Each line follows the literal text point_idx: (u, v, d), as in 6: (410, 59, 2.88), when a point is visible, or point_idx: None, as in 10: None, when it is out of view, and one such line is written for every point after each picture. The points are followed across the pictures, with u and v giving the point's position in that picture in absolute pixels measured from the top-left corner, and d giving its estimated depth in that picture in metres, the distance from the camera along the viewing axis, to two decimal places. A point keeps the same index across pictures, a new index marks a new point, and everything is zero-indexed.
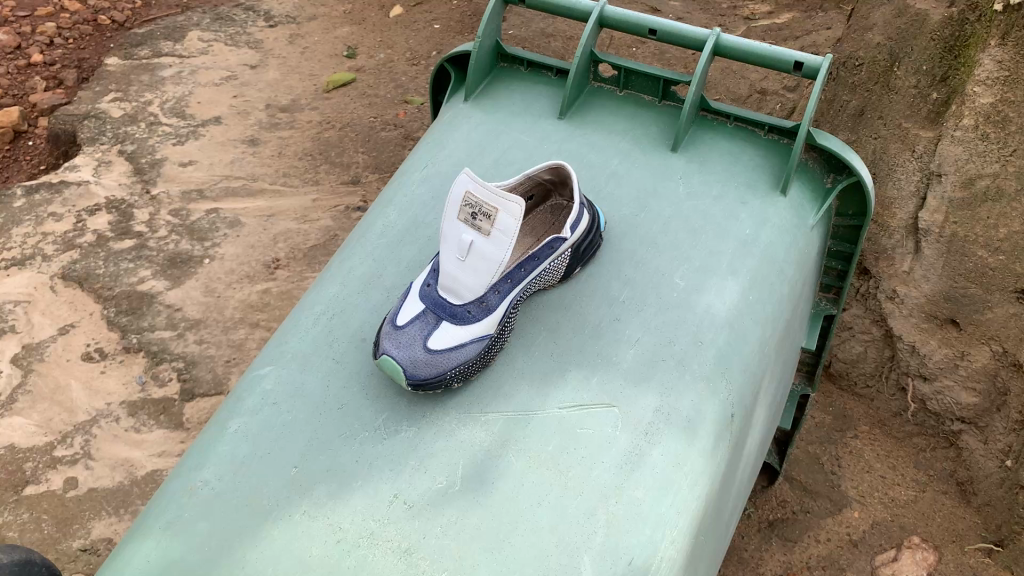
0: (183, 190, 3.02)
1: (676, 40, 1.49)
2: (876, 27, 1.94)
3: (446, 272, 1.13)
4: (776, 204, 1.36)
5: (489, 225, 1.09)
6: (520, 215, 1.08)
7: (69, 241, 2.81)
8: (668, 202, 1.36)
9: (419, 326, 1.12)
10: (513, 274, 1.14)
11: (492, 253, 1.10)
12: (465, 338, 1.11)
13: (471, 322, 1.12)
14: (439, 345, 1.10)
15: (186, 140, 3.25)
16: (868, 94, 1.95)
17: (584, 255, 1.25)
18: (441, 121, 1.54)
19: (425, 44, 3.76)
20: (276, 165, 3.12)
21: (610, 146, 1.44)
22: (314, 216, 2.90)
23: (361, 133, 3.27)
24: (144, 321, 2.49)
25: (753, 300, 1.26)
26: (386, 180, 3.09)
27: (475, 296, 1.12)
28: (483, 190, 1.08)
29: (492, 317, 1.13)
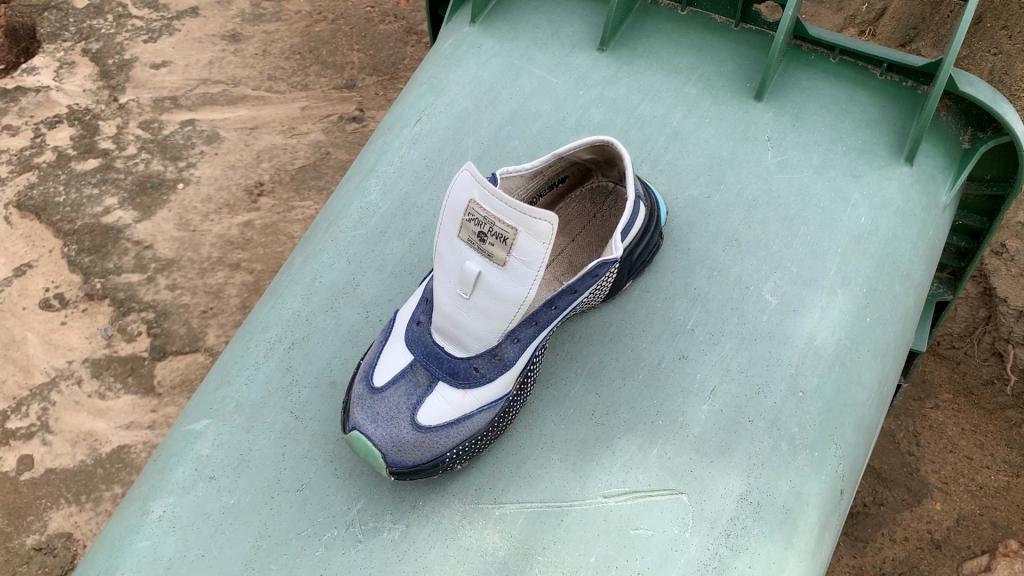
0: (155, 98, 2.61)
1: None
2: None
3: (444, 307, 0.85)
4: (879, 191, 1.06)
5: (505, 251, 0.79)
6: (550, 240, 0.78)
7: (26, 161, 2.45)
8: (753, 174, 1.10)
9: (408, 387, 0.85)
10: (541, 315, 0.87)
11: (511, 290, 0.81)
12: (475, 404, 0.86)
13: (479, 383, 0.85)
14: (437, 416, 0.84)
15: (158, 36, 2.80)
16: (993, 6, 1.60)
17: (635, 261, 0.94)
18: (443, 49, 1.28)
19: None
20: (261, 65, 2.71)
21: (669, 92, 1.18)
22: (302, 129, 2.52)
23: (356, 26, 2.84)
24: (109, 262, 2.15)
25: (870, 323, 0.98)
26: (385, 83, 2.69)
27: (487, 347, 0.85)
28: (493, 202, 0.77)
29: (508, 374, 0.87)
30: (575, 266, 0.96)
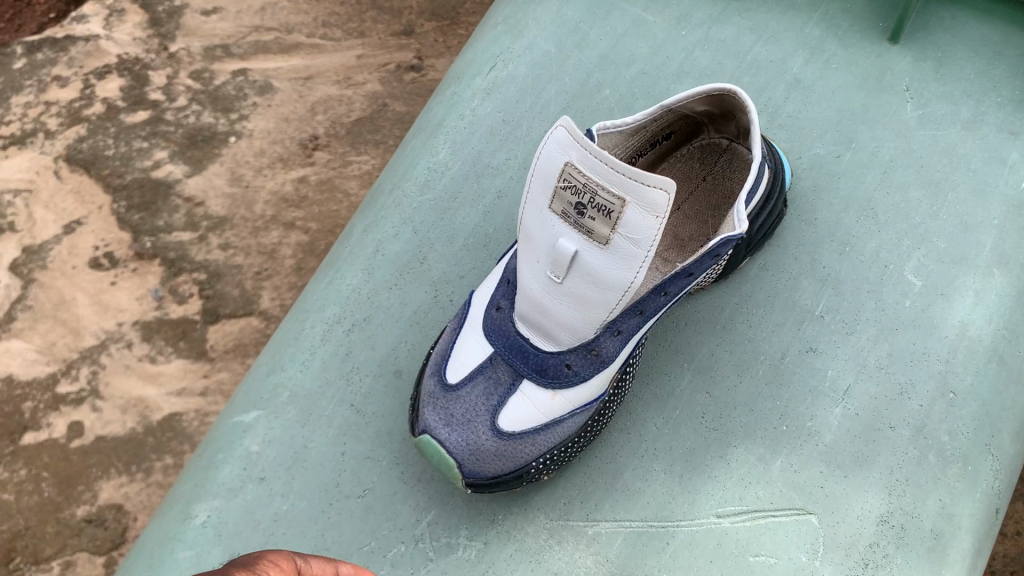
0: (205, 47, 2.50)
1: None
2: None
3: (536, 290, 0.80)
4: (997, 196, 1.08)
5: (610, 226, 0.73)
6: (664, 210, 0.73)
7: (75, 113, 2.36)
8: (894, 132, 1.14)
9: (488, 385, 0.82)
10: (648, 304, 0.82)
11: (616, 269, 0.76)
12: (565, 407, 0.83)
13: (569, 384, 0.83)
14: (520, 420, 0.82)
15: None
16: None
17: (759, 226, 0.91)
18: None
19: None
20: (315, 11, 2.57)
21: (794, 36, 1.23)
22: (358, 79, 2.39)
23: None
24: (159, 220, 2.07)
25: (1015, 323, 1.01)
26: (445, 29, 2.54)
27: (581, 342, 0.82)
28: (600, 169, 0.71)
29: (604, 373, 0.84)
30: (680, 237, 0.94)
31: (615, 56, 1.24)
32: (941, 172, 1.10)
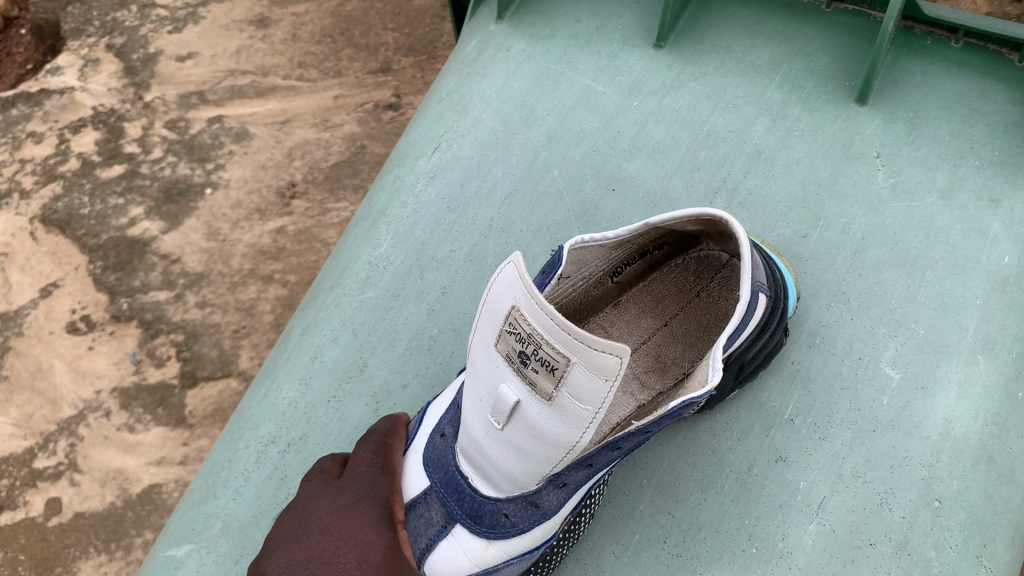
0: (180, 94, 2.45)
1: None
2: None
3: (478, 430, 0.76)
4: (979, 272, 1.01)
5: (554, 383, 0.68)
6: (616, 374, 0.67)
7: (51, 170, 2.32)
8: (865, 207, 1.08)
9: (419, 529, 0.82)
10: (598, 457, 0.79)
11: (558, 426, 0.71)
12: (499, 555, 0.81)
13: (504, 537, 0.80)
14: (449, 566, 0.80)
15: (184, 25, 2.64)
16: None
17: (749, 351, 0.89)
18: (469, 58, 1.34)
19: None
20: (291, 51, 2.52)
21: (753, 101, 1.19)
22: (335, 120, 2.34)
23: (390, 3, 2.64)
24: (136, 279, 2.02)
25: (1005, 421, 0.92)
26: (423, 63, 2.49)
27: (521, 492, 0.79)
28: (544, 322, 0.66)
29: (547, 524, 0.82)
30: (662, 358, 0.92)
31: (562, 134, 1.21)
32: (917, 249, 1.04)
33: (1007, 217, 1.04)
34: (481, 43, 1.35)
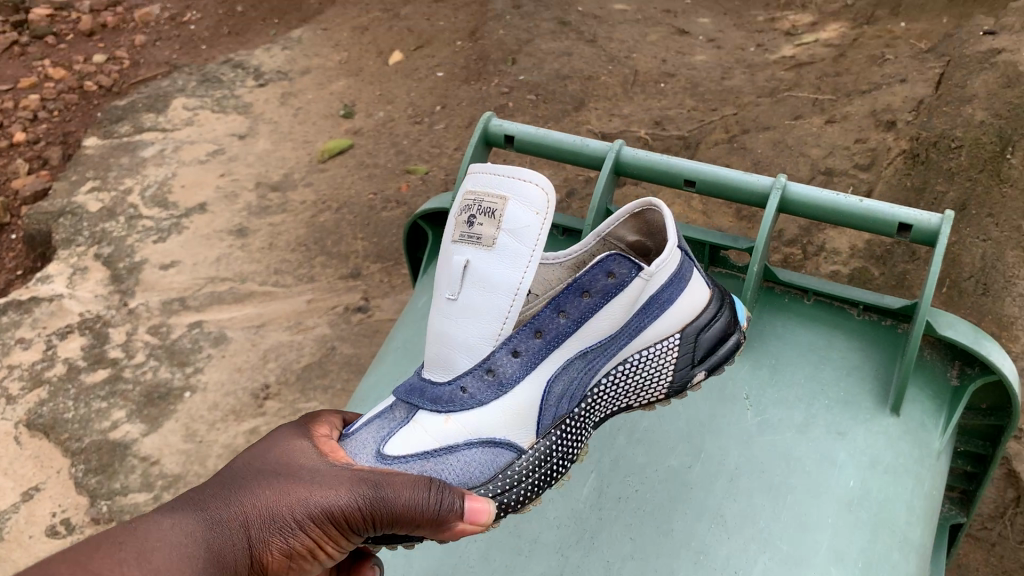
0: (163, 300, 2.66)
1: (732, 194, 1.46)
2: (976, 101, 1.89)
3: (440, 308, 1.03)
4: (831, 496, 1.24)
5: (495, 225, 1.00)
6: (541, 210, 1.00)
7: (37, 375, 2.46)
8: (737, 444, 1.31)
9: (385, 423, 0.99)
10: (545, 326, 1.02)
11: (501, 270, 0.99)
12: (461, 435, 0.98)
13: (459, 409, 0.99)
14: (411, 440, 0.97)
15: (167, 235, 2.91)
16: (972, 186, 1.80)
17: (703, 351, 1.11)
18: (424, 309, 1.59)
19: (428, 97, 3.39)
20: (267, 259, 2.77)
21: None
22: (308, 323, 2.54)
23: (359, 214, 2.91)
24: (116, 482, 2.15)
25: None
26: (391, 269, 2.71)
27: (474, 364, 1.00)
28: (491, 183, 1.02)
29: (495, 402, 1.00)
30: None
31: None
32: (780, 475, 1.27)
33: (851, 449, 1.28)
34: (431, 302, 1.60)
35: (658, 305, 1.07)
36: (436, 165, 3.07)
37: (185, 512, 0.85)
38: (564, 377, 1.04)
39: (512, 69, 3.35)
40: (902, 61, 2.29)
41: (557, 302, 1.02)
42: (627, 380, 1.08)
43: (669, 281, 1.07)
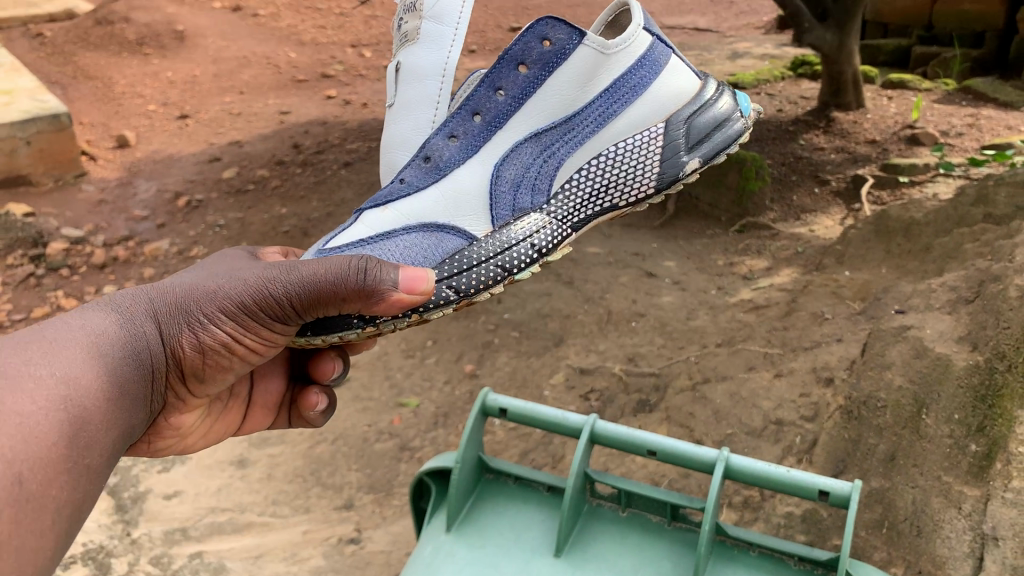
0: (165, 530, 2.88)
1: (677, 459, 1.43)
2: (894, 367, 2.17)
3: (398, 124, 1.55)
4: None
5: (419, 39, 1.55)
6: (449, 13, 1.54)
7: None
8: None
9: (362, 216, 1.47)
10: (484, 108, 1.51)
11: (426, 64, 1.53)
12: (400, 222, 1.45)
13: (419, 182, 1.48)
14: (370, 221, 1.45)
15: (171, 465, 3.16)
16: (898, 439, 2.02)
17: (694, 140, 1.53)
18: (423, 559, 1.62)
19: (419, 332, 3.70)
20: (265, 489, 2.99)
21: None
22: (303, 553, 2.71)
23: (354, 445, 3.13)
24: None
25: None
26: (382, 499, 2.90)
27: (419, 152, 1.50)
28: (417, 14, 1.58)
29: (439, 175, 1.48)
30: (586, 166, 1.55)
31: None
32: None
33: None
34: (433, 548, 1.63)
35: (625, 89, 1.53)
36: (426, 397, 3.31)
37: (119, 309, 1.32)
38: (517, 162, 1.50)
39: (497, 306, 3.68)
40: (838, 322, 2.69)
41: (496, 83, 1.51)
42: (609, 161, 1.50)
43: (630, 85, 1.54)
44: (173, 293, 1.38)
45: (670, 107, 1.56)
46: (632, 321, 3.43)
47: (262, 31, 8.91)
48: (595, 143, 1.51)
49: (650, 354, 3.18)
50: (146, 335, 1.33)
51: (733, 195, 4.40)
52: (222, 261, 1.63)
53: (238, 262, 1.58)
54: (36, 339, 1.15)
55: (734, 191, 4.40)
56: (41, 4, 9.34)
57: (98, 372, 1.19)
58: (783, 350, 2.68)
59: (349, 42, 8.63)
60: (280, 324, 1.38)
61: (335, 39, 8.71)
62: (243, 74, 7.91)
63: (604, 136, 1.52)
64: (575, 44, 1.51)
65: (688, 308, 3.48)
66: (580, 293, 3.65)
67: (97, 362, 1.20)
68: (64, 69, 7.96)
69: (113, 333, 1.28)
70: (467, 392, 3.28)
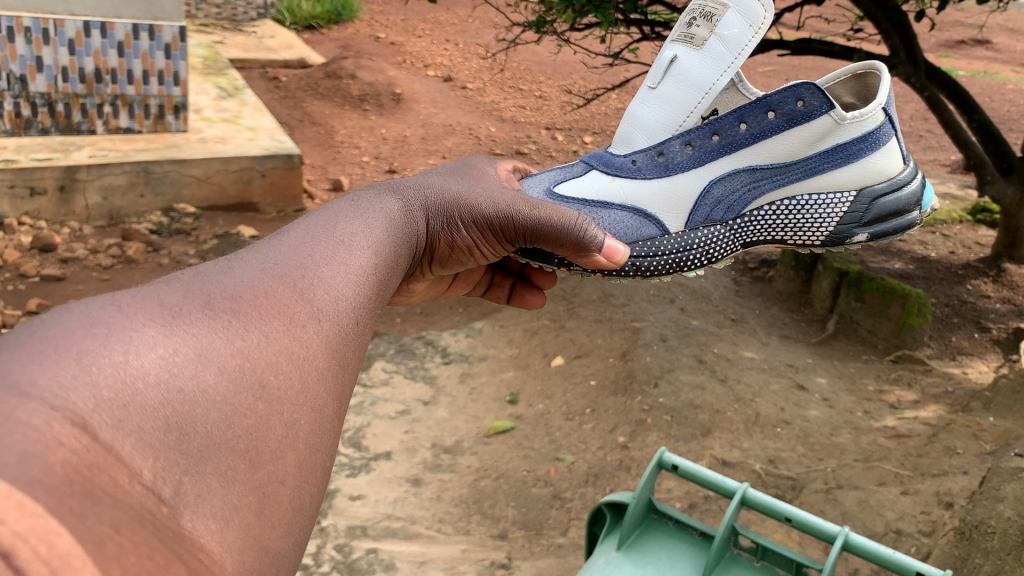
0: (349, 525, 3.42)
1: (810, 529, 1.80)
2: (1007, 499, 2.38)
3: (647, 93, 2.01)
4: None
5: (699, 44, 1.96)
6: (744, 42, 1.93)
7: None
8: None
9: (600, 171, 2.01)
10: (721, 133, 2.00)
11: (697, 74, 1.95)
12: (616, 195, 1.98)
13: (647, 168, 1.99)
14: (601, 184, 1.99)
15: (358, 472, 3.71)
16: (1001, 561, 2.27)
17: (872, 217, 2.01)
18: (598, 563, 1.99)
19: (581, 399, 4.13)
20: (434, 508, 3.50)
21: None
22: (459, 567, 3.19)
23: (513, 485, 3.60)
24: None
25: None
26: (531, 537, 3.34)
27: (655, 143, 2.00)
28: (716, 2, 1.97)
29: (656, 168, 1.99)
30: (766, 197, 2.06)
31: None
32: None
33: None
34: (607, 559, 2.00)
35: (840, 154, 2.00)
36: (581, 457, 3.74)
37: (404, 199, 1.67)
38: (728, 183, 2.00)
39: (653, 390, 4.02)
40: (966, 458, 3.17)
41: (742, 115, 1.99)
42: (792, 210, 2.01)
43: (848, 156, 2.00)
44: (439, 197, 1.76)
45: (870, 179, 2.03)
46: (777, 427, 3.74)
47: (467, 103, 9.69)
48: (795, 186, 2.01)
49: (789, 459, 3.50)
50: (423, 223, 1.69)
51: (893, 325, 4.64)
52: (460, 171, 1.98)
53: (473, 176, 1.95)
54: (359, 214, 1.46)
55: (895, 321, 4.63)
56: (280, 52, 10.53)
57: (401, 248, 1.51)
58: (913, 473, 3.12)
59: (544, 125, 9.26)
60: (509, 240, 1.81)
61: (532, 120, 9.39)
62: (447, 141, 8.58)
63: (806, 183, 2.01)
64: (822, 112, 1.98)
65: (833, 424, 3.76)
66: (732, 392, 3.98)
67: (405, 239, 1.54)
68: (293, 113, 8.98)
69: (408, 215, 1.62)
70: (617, 459, 3.68)
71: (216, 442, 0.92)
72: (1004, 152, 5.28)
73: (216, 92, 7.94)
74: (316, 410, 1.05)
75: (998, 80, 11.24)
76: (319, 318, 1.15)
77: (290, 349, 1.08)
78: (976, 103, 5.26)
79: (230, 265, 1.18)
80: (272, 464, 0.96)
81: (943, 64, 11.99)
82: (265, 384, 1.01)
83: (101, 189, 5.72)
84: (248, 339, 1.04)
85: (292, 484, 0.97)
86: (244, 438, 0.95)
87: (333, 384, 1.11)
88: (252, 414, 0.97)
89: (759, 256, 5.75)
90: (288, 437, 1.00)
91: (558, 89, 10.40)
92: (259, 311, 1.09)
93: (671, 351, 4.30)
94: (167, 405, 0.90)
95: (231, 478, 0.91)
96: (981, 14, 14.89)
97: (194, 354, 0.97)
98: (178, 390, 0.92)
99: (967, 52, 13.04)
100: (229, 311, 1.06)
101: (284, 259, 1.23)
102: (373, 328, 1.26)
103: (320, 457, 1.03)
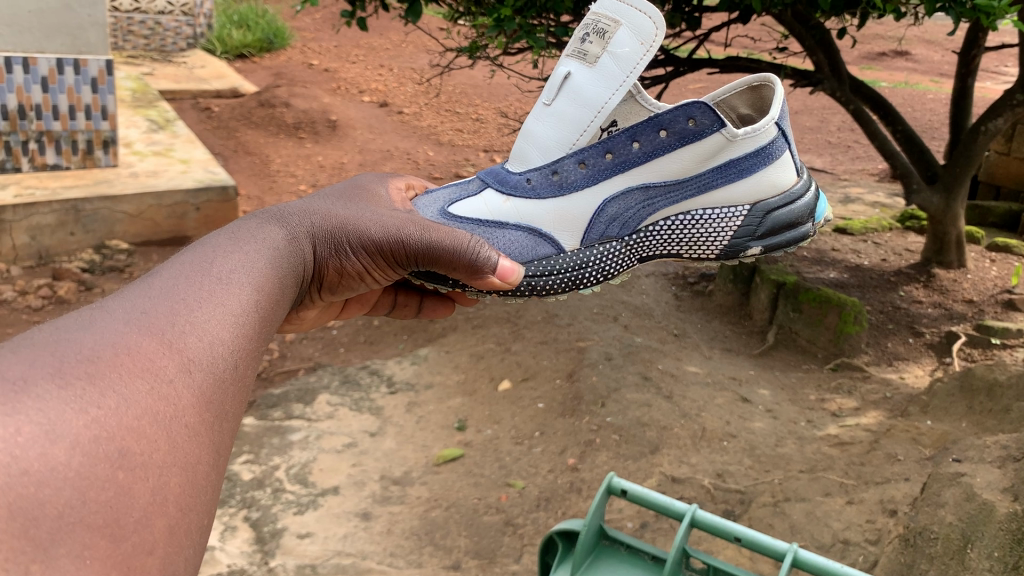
0: (298, 564, 3.36)
1: (761, 547, 1.82)
2: (948, 505, 2.44)
3: (540, 112, 2.00)
4: None
5: (591, 62, 1.96)
6: (634, 65, 1.94)
7: None
8: None
9: (490, 196, 2.00)
10: (613, 151, 2.00)
11: (588, 95, 1.96)
12: (509, 217, 1.99)
13: (542, 188, 1.99)
14: (495, 206, 1.99)
15: (306, 509, 3.64)
16: (946, 566, 2.33)
17: (766, 230, 2.06)
18: None
19: (529, 422, 4.11)
20: (385, 542, 3.45)
21: None
22: None
23: (465, 514, 3.57)
24: None
25: None
26: (485, 566, 3.31)
27: (549, 164, 2.00)
28: (605, 17, 1.96)
29: (547, 189, 1.99)
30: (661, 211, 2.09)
31: None
32: None
33: None
34: None
35: (733, 170, 2.03)
36: (532, 481, 3.72)
37: (290, 226, 1.64)
38: (622, 202, 2.00)
39: (600, 410, 4.04)
40: (907, 464, 3.26)
41: (634, 134, 1.99)
42: (687, 226, 2.03)
43: (742, 171, 2.03)
44: (326, 222, 1.72)
45: (764, 193, 2.06)
46: (723, 440, 3.77)
47: (404, 128, 9.66)
48: (689, 202, 2.03)
49: (737, 472, 3.53)
50: (310, 250, 1.66)
51: (831, 334, 4.74)
52: (352, 193, 1.95)
53: (365, 199, 1.91)
54: (237, 249, 1.40)
55: (832, 330, 4.73)
56: (211, 82, 10.39)
57: (286, 279, 1.47)
58: (857, 482, 3.21)
59: (482, 148, 9.31)
60: (402, 265, 1.80)
61: (470, 143, 9.41)
62: (386, 166, 8.52)
63: (701, 198, 2.03)
64: (713, 129, 1.99)
65: (777, 435, 3.81)
66: (677, 408, 4.01)
67: (289, 268, 1.51)
68: (226, 143, 8.85)
69: (293, 245, 1.60)
70: (568, 482, 3.68)
71: (69, 523, 0.86)
72: (929, 161, 5.43)
73: (146, 125, 7.79)
74: (188, 470, 0.98)
75: (919, 90, 11.63)
76: (191, 368, 1.08)
77: (158, 408, 1.00)
78: (899, 114, 5.40)
79: (90, 317, 1.10)
80: (137, 535, 0.90)
81: (866, 77, 12.40)
82: (126, 452, 0.93)
83: (29, 229, 5.55)
84: (104, 405, 0.95)
85: (162, 553, 0.92)
86: (103, 513, 0.89)
87: (207, 439, 1.04)
88: (112, 485, 0.90)
89: (698, 270, 5.83)
90: (155, 503, 0.94)
91: (495, 112, 10.44)
92: (121, 369, 1.01)
93: (617, 369, 4.32)
94: (6, 492, 0.82)
95: (88, 558, 0.85)
96: (900, 27, 15.41)
97: (40, 431, 0.88)
98: (20, 474, 0.84)
99: (888, 63, 13.50)
100: (84, 376, 0.97)
101: (154, 303, 1.16)
102: (254, 368, 1.19)
103: (195, 517, 0.97)
